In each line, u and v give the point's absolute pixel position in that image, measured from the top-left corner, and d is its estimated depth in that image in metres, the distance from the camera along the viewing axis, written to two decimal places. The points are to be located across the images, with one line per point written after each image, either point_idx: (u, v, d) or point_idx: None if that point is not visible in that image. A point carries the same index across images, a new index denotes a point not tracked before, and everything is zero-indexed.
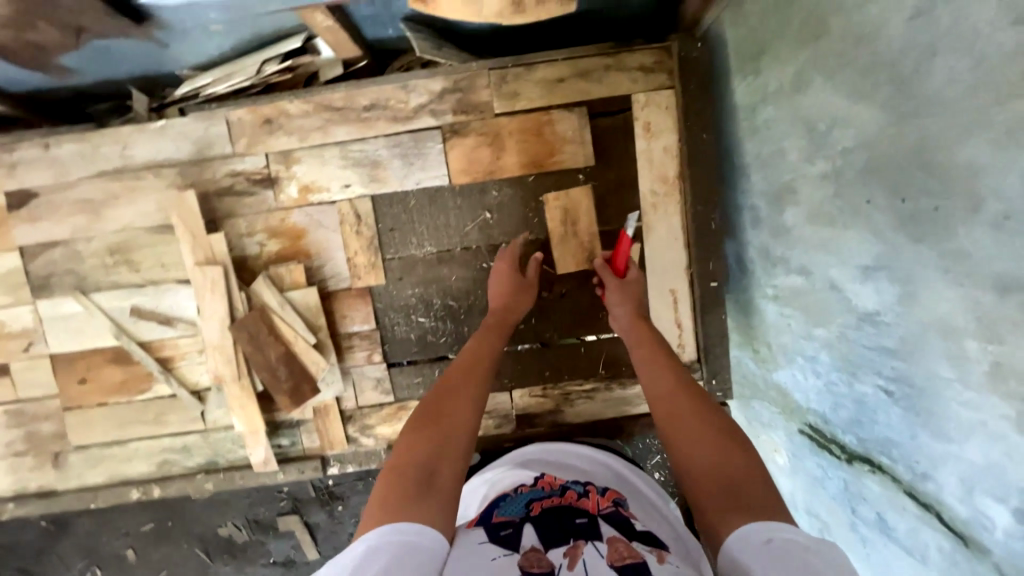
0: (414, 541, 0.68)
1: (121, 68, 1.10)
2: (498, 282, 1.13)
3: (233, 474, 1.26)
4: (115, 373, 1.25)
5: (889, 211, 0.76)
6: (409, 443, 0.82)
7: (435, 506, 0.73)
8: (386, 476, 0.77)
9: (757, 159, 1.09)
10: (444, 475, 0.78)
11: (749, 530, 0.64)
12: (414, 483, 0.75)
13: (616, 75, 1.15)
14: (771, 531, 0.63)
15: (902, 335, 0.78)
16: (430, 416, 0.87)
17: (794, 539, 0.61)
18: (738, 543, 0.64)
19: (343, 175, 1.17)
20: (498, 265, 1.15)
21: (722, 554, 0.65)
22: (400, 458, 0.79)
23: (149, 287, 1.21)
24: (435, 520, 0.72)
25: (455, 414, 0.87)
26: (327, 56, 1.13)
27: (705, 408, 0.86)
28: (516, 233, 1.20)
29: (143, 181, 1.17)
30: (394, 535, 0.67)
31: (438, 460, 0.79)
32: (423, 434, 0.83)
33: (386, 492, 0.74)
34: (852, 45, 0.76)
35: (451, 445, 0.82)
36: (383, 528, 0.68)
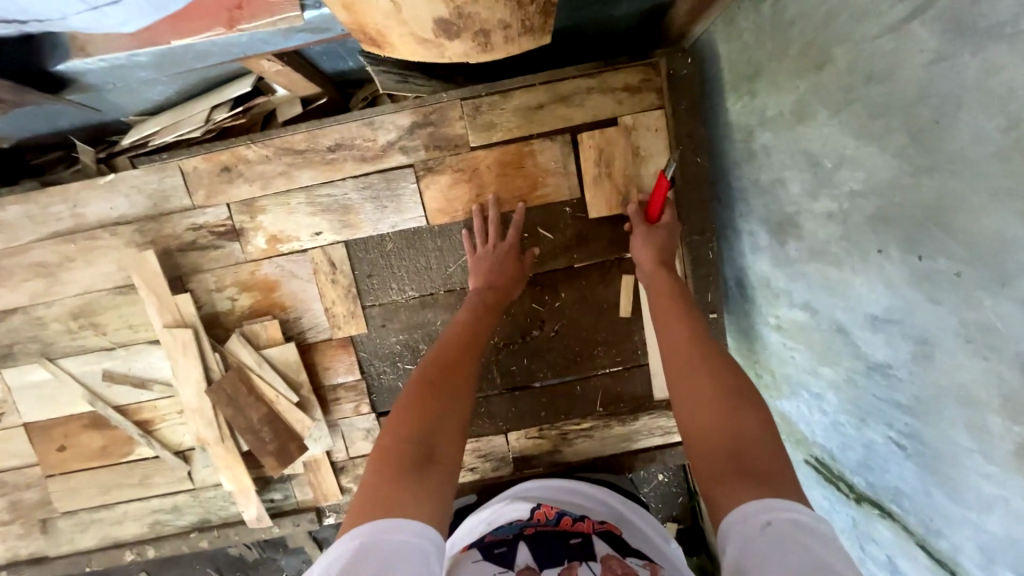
0: (416, 535, 0.61)
1: (59, 122, 1.01)
2: (488, 261, 1.05)
3: (227, 530, 1.23)
4: (95, 438, 1.20)
5: (902, 265, 0.69)
6: (404, 422, 0.75)
7: (435, 492, 0.67)
8: (378, 462, 0.70)
9: (755, 185, 1.01)
10: (444, 457, 0.72)
11: (754, 507, 0.61)
12: (411, 468, 0.69)
13: (599, 97, 1.06)
14: (771, 513, 0.60)
15: (916, 393, 0.74)
16: (426, 393, 0.80)
17: (796, 518, 0.59)
18: (743, 524, 0.60)
19: (312, 223, 1.09)
20: (493, 235, 1.06)
21: (729, 527, 0.61)
22: (394, 438, 0.73)
23: (118, 350, 1.15)
24: (436, 508, 0.66)
25: (455, 393, 0.81)
26: (282, 93, 1.06)
27: (716, 361, 0.80)
28: (513, 200, 1.09)
29: (99, 240, 1.10)
30: (390, 532, 0.60)
31: (437, 443, 0.73)
32: (420, 411, 0.77)
33: (382, 478, 0.68)
34: (861, 81, 0.67)
35: (451, 425, 0.76)
36: (377, 524, 0.61)
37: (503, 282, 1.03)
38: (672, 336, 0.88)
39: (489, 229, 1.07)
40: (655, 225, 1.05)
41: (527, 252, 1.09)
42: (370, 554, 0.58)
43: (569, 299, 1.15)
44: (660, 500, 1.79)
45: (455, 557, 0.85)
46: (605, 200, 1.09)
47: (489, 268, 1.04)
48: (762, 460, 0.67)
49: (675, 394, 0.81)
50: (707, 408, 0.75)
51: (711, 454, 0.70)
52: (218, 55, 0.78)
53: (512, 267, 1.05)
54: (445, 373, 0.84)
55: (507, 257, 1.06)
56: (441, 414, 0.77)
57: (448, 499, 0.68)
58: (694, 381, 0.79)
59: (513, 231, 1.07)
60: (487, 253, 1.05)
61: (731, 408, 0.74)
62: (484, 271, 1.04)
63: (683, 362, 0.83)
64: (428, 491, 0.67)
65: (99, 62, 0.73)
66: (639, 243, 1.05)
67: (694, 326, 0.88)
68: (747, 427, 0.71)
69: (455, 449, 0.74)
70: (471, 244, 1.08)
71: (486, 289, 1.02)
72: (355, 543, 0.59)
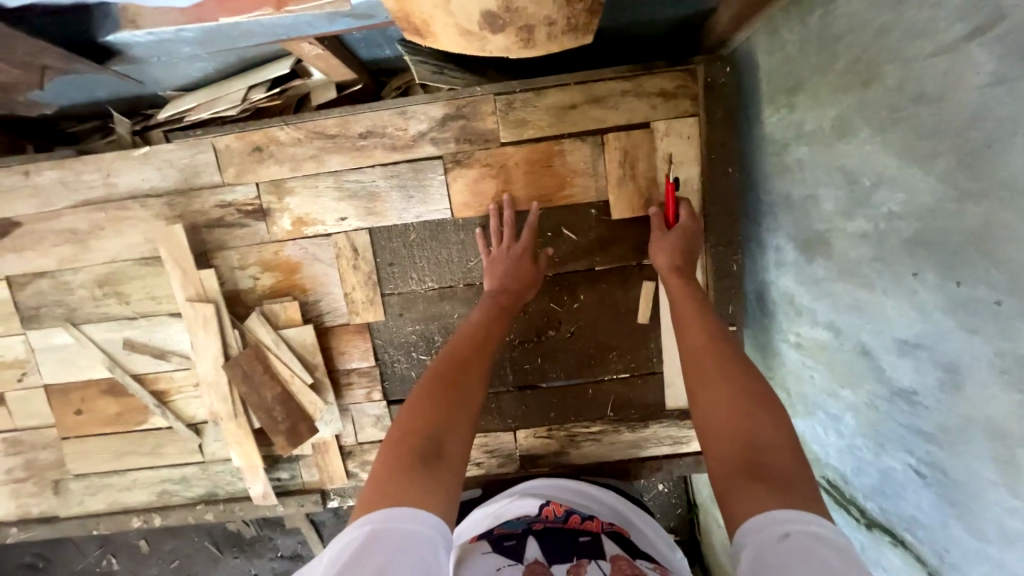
0: (426, 525, 0.62)
1: (100, 91, 1.03)
2: (501, 264, 1.05)
3: (233, 505, 1.25)
4: (111, 405, 1.22)
5: (937, 291, 0.68)
6: (416, 414, 0.76)
7: (443, 486, 0.67)
8: (389, 452, 0.71)
9: (785, 200, 1.00)
10: (452, 452, 0.72)
11: (771, 517, 0.60)
12: (420, 460, 0.69)
13: (634, 100, 1.05)
14: (790, 524, 0.59)
15: (941, 422, 0.72)
16: (438, 388, 0.80)
17: (815, 531, 0.58)
18: (760, 533, 0.59)
19: (338, 207, 1.10)
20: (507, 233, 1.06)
21: (747, 534, 0.61)
22: (405, 429, 0.73)
23: (140, 319, 1.17)
24: (444, 499, 0.66)
25: (467, 391, 0.81)
26: (317, 78, 1.06)
27: (733, 371, 0.80)
28: (530, 201, 1.09)
29: (129, 211, 1.12)
30: (404, 519, 0.61)
31: (446, 437, 0.73)
32: (431, 405, 0.77)
33: (392, 467, 0.68)
34: (909, 100, 0.66)
35: (461, 422, 0.77)
36: (389, 511, 0.62)
37: (518, 282, 1.03)
38: (690, 342, 0.88)
39: (503, 232, 1.07)
40: (670, 227, 1.06)
41: (543, 255, 1.08)
42: (383, 541, 0.59)
43: (588, 301, 1.15)
44: (659, 509, 1.79)
45: (464, 547, 0.86)
46: (627, 203, 1.09)
47: (504, 271, 1.04)
48: (777, 466, 0.67)
49: (694, 400, 0.80)
50: (724, 413, 0.75)
51: (725, 458, 0.70)
52: (260, 36, 0.79)
53: (525, 270, 1.04)
54: (458, 371, 0.84)
55: (520, 260, 1.05)
56: (452, 409, 0.77)
57: (455, 492, 0.68)
58: (711, 387, 0.79)
59: (527, 230, 1.06)
60: (501, 254, 1.05)
61: (748, 414, 0.73)
62: (500, 272, 1.04)
63: (700, 367, 0.83)
64: (436, 484, 0.67)
65: (146, 35, 0.74)
66: (656, 245, 1.05)
67: (713, 332, 0.88)
68: (763, 434, 0.71)
69: (463, 445, 0.74)
70: (484, 245, 1.08)
71: (499, 292, 1.02)
72: (368, 528, 0.60)
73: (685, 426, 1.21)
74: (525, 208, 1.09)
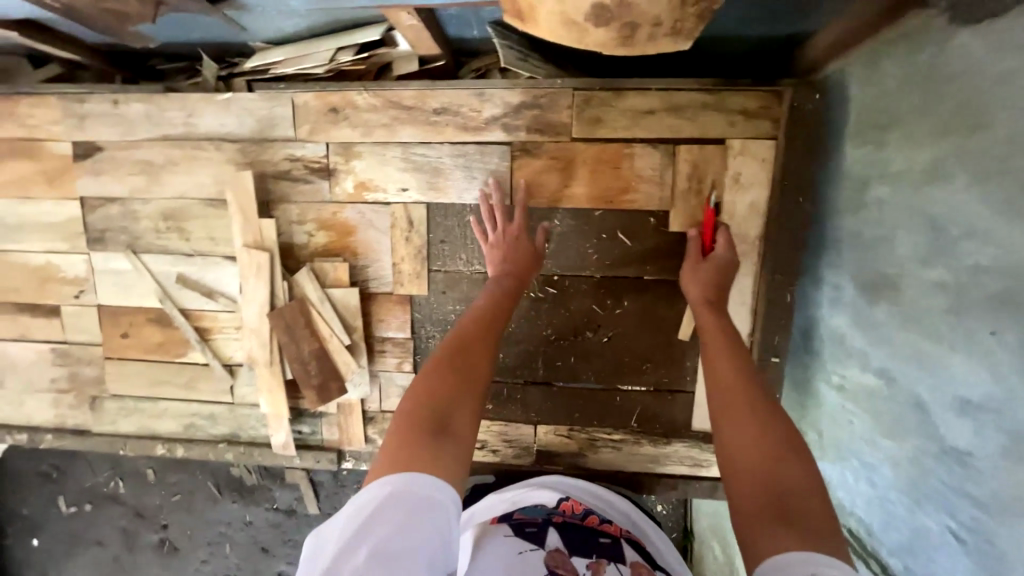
0: (443, 494, 0.64)
1: (197, 33, 1.07)
2: (498, 248, 1.05)
3: (253, 450, 1.29)
4: (156, 334, 1.27)
5: (1015, 354, 0.66)
6: (425, 388, 0.75)
7: (450, 463, 0.67)
8: (398, 425, 0.71)
9: (855, 238, 0.97)
10: (458, 427, 0.71)
11: (801, 558, 0.59)
12: (428, 435, 0.69)
13: (713, 115, 1.03)
14: (821, 567, 0.57)
15: (995, 490, 0.70)
16: (447, 361, 0.79)
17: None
18: (788, 571, 0.58)
19: (401, 178, 1.12)
20: (498, 222, 1.07)
21: (772, 570, 0.59)
22: (414, 403, 0.72)
23: (196, 257, 1.21)
24: (453, 477, 0.66)
25: (477, 366, 0.80)
26: (402, 48, 1.08)
27: (751, 402, 0.78)
28: (516, 184, 1.10)
29: (203, 152, 1.16)
30: (423, 487, 0.63)
31: (453, 413, 0.73)
32: (440, 379, 0.76)
33: (402, 441, 0.68)
34: (1020, 153, 0.64)
35: (469, 397, 0.76)
36: (407, 477, 0.63)
37: (518, 262, 1.02)
38: (720, 372, 0.85)
39: (495, 216, 1.08)
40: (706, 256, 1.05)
41: (539, 232, 1.07)
42: (401, 503, 0.61)
43: (631, 309, 1.14)
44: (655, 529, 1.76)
45: (482, 527, 0.87)
46: (688, 217, 1.08)
47: (504, 254, 1.03)
48: (806, 509, 0.65)
49: (718, 431, 0.78)
50: (751, 450, 0.73)
51: (752, 497, 0.68)
52: (364, 0, 0.81)
53: (528, 254, 1.04)
54: (466, 344, 0.83)
55: (520, 243, 1.04)
56: (461, 385, 0.77)
57: (461, 469, 0.68)
58: (738, 421, 0.77)
59: (520, 212, 1.06)
60: (496, 239, 1.05)
61: (777, 455, 0.71)
62: (503, 255, 1.03)
63: (729, 399, 0.80)
64: (443, 460, 0.66)
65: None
66: (690, 274, 1.04)
67: (745, 365, 0.85)
68: (792, 478, 0.69)
69: (471, 421, 0.74)
70: (483, 229, 1.08)
71: (505, 275, 1.01)
72: (387, 489, 0.62)
73: (707, 450, 1.19)
74: (506, 191, 1.10)
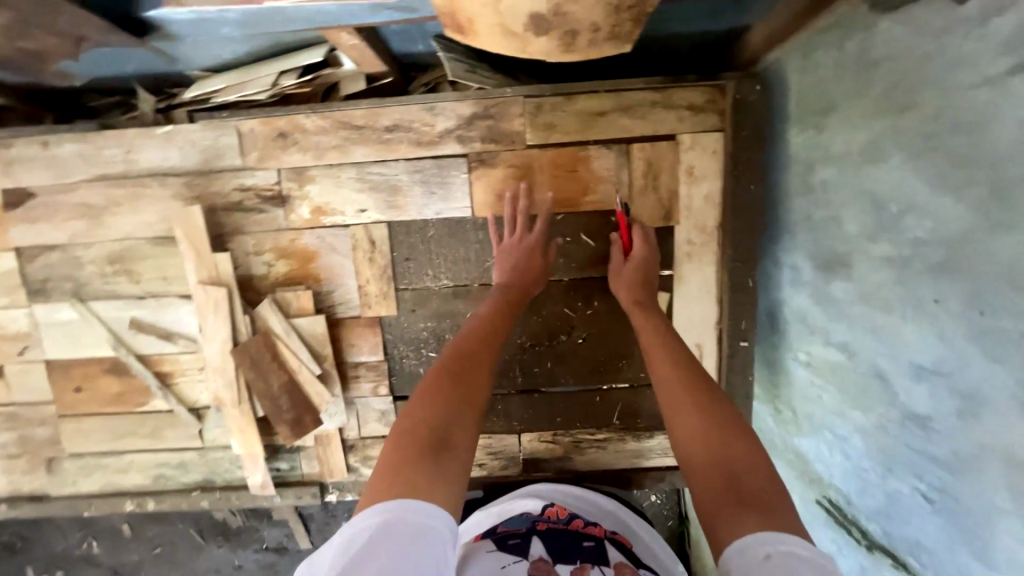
0: (435, 518, 0.62)
1: (128, 66, 1.02)
2: (513, 255, 1.04)
3: (230, 494, 1.24)
4: (113, 384, 1.21)
5: (960, 319, 0.69)
6: (426, 401, 0.76)
7: (450, 480, 0.67)
8: (397, 442, 0.70)
9: (807, 220, 1.01)
10: (460, 441, 0.72)
11: (755, 540, 0.61)
12: (428, 450, 0.69)
13: (662, 112, 1.05)
14: (771, 545, 0.60)
15: (954, 448, 0.73)
16: (448, 375, 0.80)
17: (795, 551, 0.58)
18: (743, 555, 0.60)
19: (359, 199, 1.09)
20: (516, 227, 1.06)
21: (732, 556, 0.61)
22: (414, 419, 0.73)
23: (149, 300, 1.15)
24: (451, 493, 0.66)
25: (477, 378, 0.81)
26: (347, 68, 1.06)
27: (695, 393, 0.81)
28: (541, 194, 1.09)
29: (146, 189, 1.10)
30: (415, 512, 0.61)
31: (455, 426, 0.73)
32: (440, 392, 0.77)
33: (400, 458, 0.67)
34: (945, 130, 0.67)
35: (472, 410, 0.76)
36: (401, 504, 0.62)
37: (527, 274, 1.04)
38: (658, 367, 0.88)
39: (517, 223, 1.07)
40: (627, 257, 1.08)
41: (552, 246, 1.08)
42: (393, 534, 0.59)
43: (602, 308, 1.15)
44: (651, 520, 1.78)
45: (468, 545, 0.87)
46: (647, 213, 1.10)
47: (515, 263, 1.03)
48: (758, 489, 0.67)
49: (670, 424, 0.80)
50: (699, 439, 0.75)
51: (708, 485, 0.70)
52: (298, 23, 0.78)
53: (533, 265, 1.04)
54: (470, 357, 0.84)
55: (531, 254, 1.05)
56: (462, 397, 0.77)
57: (460, 485, 0.68)
58: (683, 413, 0.79)
59: (540, 222, 1.06)
60: (513, 246, 1.05)
61: (724, 441, 0.74)
62: (510, 265, 1.03)
63: (672, 392, 0.83)
64: (443, 476, 0.66)
65: (187, 12, 0.72)
66: (616, 279, 1.07)
67: (681, 357, 0.89)
68: (740, 460, 0.71)
69: (472, 434, 0.74)
70: (497, 235, 1.08)
71: (509, 285, 1.01)
72: (379, 519, 0.61)
73: None
74: (511, 197, 1.07)
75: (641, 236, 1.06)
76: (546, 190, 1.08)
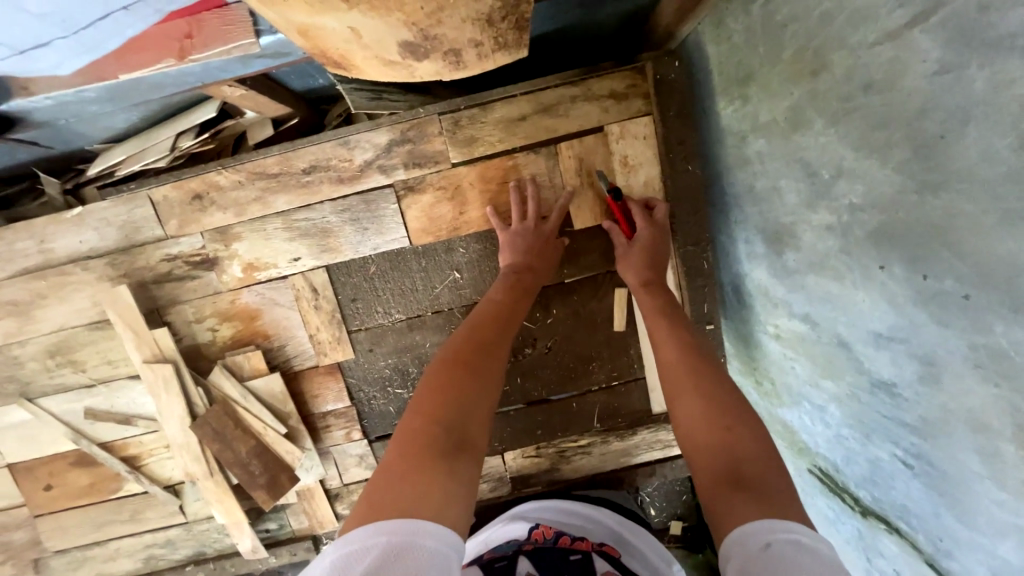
0: (444, 541, 0.56)
1: (21, 154, 0.97)
2: (524, 238, 1.00)
3: (224, 562, 1.22)
4: (82, 476, 1.17)
5: (905, 284, 0.65)
6: (434, 400, 0.73)
7: (464, 481, 0.64)
8: (403, 443, 0.68)
9: (749, 193, 0.96)
10: (474, 439, 0.70)
11: (758, 527, 0.59)
12: (440, 451, 0.66)
13: (585, 105, 1.02)
14: (771, 534, 0.57)
15: (923, 414, 0.70)
16: (455, 371, 0.78)
17: (796, 539, 0.56)
18: (744, 544, 0.58)
19: (291, 248, 1.05)
20: (522, 212, 1.02)
21: (732, 545, 0.59)
22: (423, 419, 0.70)
23: (98, 387, 1.11)
24: (465, 495, 0.63)
25: (488, 368, 0.80)
26: (251, 115, 1.01)
27: (710, 381, 0.81)
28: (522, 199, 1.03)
29: (70, 276, 1.05)
30: (425, 537, 0.55)
31: (466, 426, 0.71)
32: (449, 388, 0.75)
33: (409, 463, 0.64)
34: (859, 90, 0.63)
35: (481, 407, 0.74)
36: (409, 523, 0.56)
37: (539, 267, 1.00)
38: (666, 354, 0.89)
39: (527, 206, 1.02)
40: (630, 241, 1.03)
41: (562, 241, 1.05)
42: (400, 557, 0.53)
43: (562, 316, 1.12)
44: (661, 498, 1.57)
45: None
46: (588, 210, 1.06)
47: (525, 248, 1.00)
48: (759, 476, 0.66)
49: (673, 411, 0.82)
50: (702, 425, 0.76)
51: (711, 471, 0.70)
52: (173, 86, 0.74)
53: (547, 254, 1.01)
54: (479, 353, 0.82)
55: (546, 240, 1.01)
56: (472, 390, 0.75)
57: (473, 490, 0.65)
58: (688, 398, 0.80)
59: (557, 210, 1.02)
60: (523, 230, 1.01)
61: (727, 427, 0.74)
62: (518, 251, 0.99)
63: (676, 381, 0.84)
64: (456, 478, 0.64)
65: (45, 99, 0.70)
66: (622, 262, 1.03)
67: (687, 343, 0.88)
68: (743, 447, 0.71)
69: (483, 434, 0.72)
70: (500, 221, 1.02)
71: (522, 269, 0.98)
72: (385, 540, 0.54)
73: None
74: (483, 217, 1.05)
75: (642, 216, 1.02)
76: (551, 175, 1.04)
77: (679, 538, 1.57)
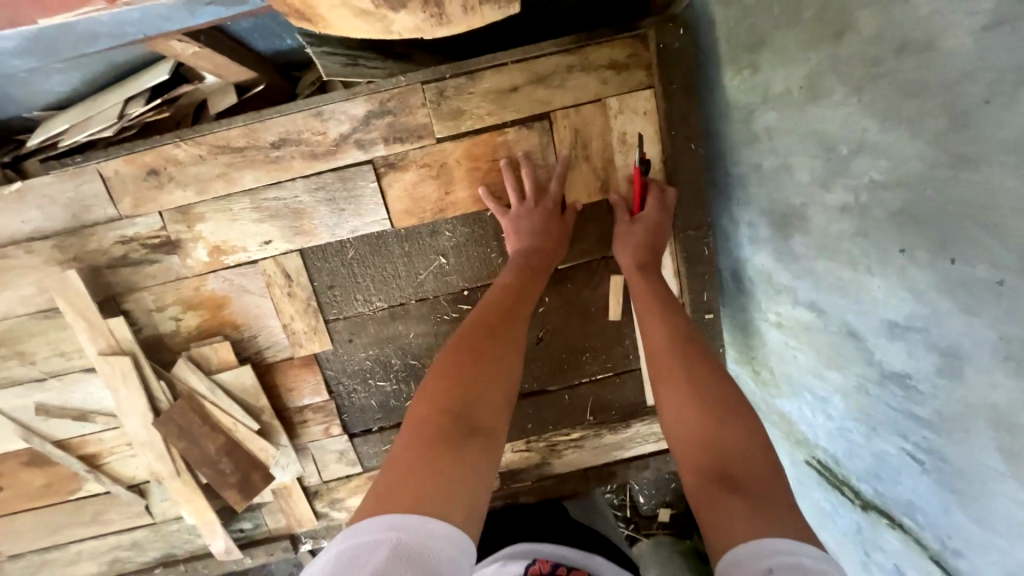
0: (454, 544, 0.50)
1: None
2: (526, 222, 0.93)
3: (195, 564, 1.15)
4: (36, 477, 1.09)
5: (929, 268, 0.60)
6: (444, 387, 0.66)
7: (477, 476, 0.57)
8: (412, 433, 0.61)
9: (755, 172, 0.90)
10: (488, 430, 0.63)
11: (760, 549, 0.52)
12: (450, 441, 0.59)
13: (581, 77, 0.94)
14: (772, 558, 0.50)
15: (939, 409, 0.66)
16: (466, 357, 0.71)
17: (799, 563, 0.49)
18: (742, 567, 0.51)
19: (260, 230, 0.96)
20: (515, 195, 0.94)
21: (730, 563, 0.53)
22: (432, 407, 0.63)
23: (51, 380, 1.02)
24: (474, 492, 0.56)
25: (500, 354, 0.72)
26: (211, 80, 0.92)
27: (709, 373, 0.75)
28: (518, 176, 0.96)
29: (13, 259, 0.95)
30: (436, 538, 0.49)
31: (480, 415, 0.64)
32: (461, 373, 0.68)
33: (417, 453, 0.58)
34: (889, 53, 0.57)
35: (495, 395, 0.67)
36: (420, 523, 0.49)
37: (548, 249, 0.93)
38: (656, 342, 0.83)
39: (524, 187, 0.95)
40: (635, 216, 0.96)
41: (571, 208, 0.97)
42: (412, 558, 0.47)
43: (554, 304, 1.06)
44: (650, 485, 1.53)
45: None
46: (584, 186, 0.99)
47: (526, 232, 0.92)
48: (760, 478, 0.62)
49: (659, 404, 0.77)
50: (688, 421, 0.71)
51: (698, 468, 0.65)
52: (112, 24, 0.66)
53: (554, 234, 0.93)
54: (491, 337, 0.75)
55: (549, 217, 0.93)
56: (485, 378, 0.68)
57: (487, 484, 0.58)
58: (679, 392, 0.75)
59: (555, 183, 0.95)
60: (524, 214, 0.93)
61: (719, 419, 0.69)
62: (527, 234, 0.92)
63: (664, 369, 0.79)
64: (468, 470, 0.57)
65: None
66: (621, 237, 0.96)
67: (682, 332, 0.83)
68: (743, 444, 0.66)
69: (498, 423, 0.65)
70: (498, 205, 0.95)
71: (530, 252, 0.91)
72: (393, 537, 0.48)
73: None
74: (473, 197, 0.97)
75: (652, 198, 0.95)
76: (545, 152, 0.97)
77: (668, 525, 1.54)
